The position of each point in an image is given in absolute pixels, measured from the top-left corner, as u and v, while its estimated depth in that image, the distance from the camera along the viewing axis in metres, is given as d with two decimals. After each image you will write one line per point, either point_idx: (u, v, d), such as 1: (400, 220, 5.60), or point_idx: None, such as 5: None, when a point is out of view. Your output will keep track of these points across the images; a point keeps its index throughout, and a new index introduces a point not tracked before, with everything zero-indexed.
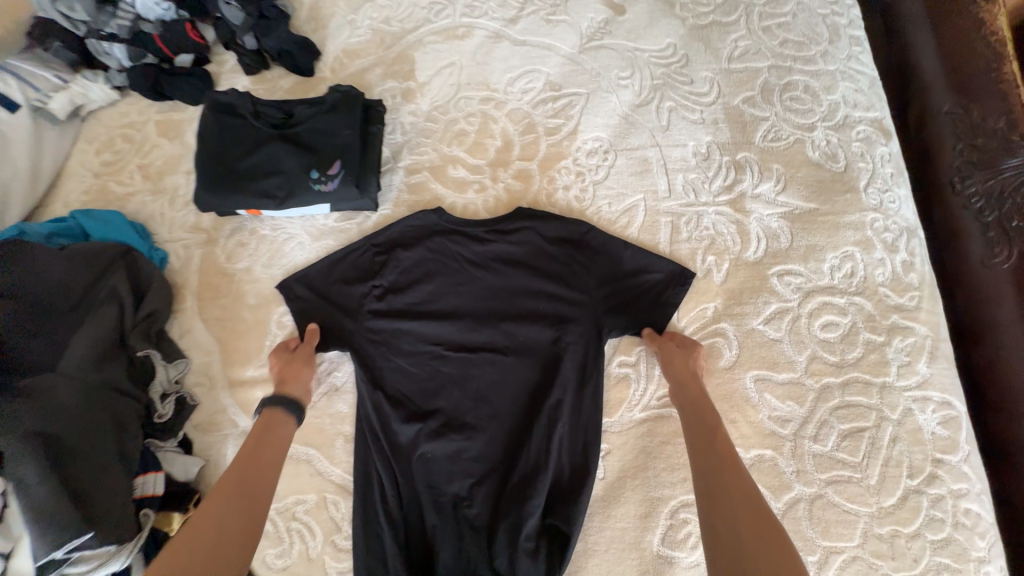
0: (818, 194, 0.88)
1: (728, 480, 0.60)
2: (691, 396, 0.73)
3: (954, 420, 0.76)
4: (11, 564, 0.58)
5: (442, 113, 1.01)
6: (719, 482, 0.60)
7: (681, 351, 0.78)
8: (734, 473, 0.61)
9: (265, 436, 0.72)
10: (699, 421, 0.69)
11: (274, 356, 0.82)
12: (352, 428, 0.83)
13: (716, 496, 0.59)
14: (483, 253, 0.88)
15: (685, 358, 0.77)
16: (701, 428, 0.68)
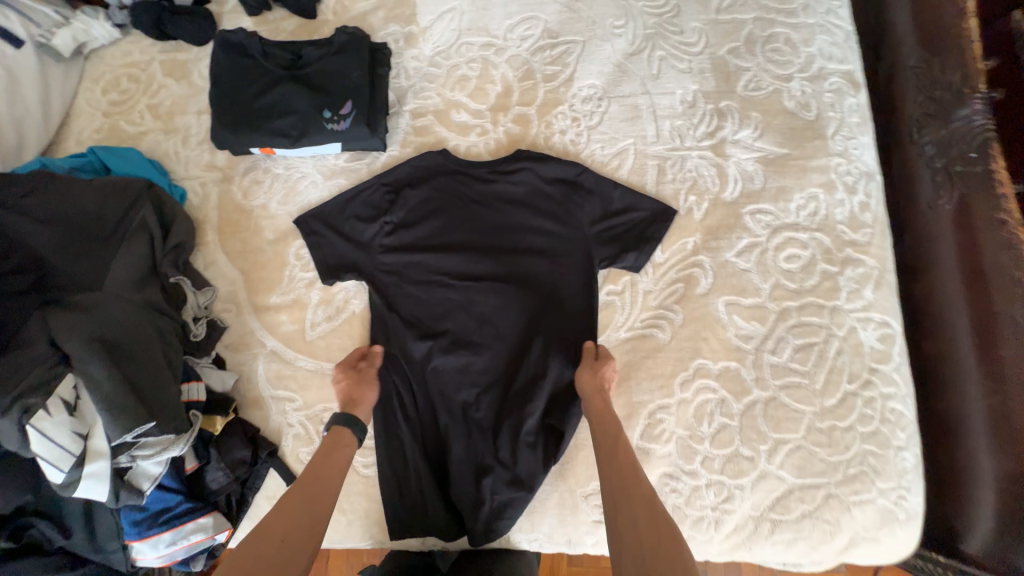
0: (790, 140, 0.97)
1: (632, 492, 0.69)
2: (600, 409, 0.79)
3: (890, 336, 0.88)
4: (89, 444, 0.67)
5: (444, 58, 1.05)
6: (623, 494, 0.69)
7: (593, 367, 0.84)
8: (638, 493, 0.69)
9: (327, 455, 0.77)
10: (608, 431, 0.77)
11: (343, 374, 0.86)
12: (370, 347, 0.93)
13: (623, 509, 0.67)
14: (487, 193, 0.96)
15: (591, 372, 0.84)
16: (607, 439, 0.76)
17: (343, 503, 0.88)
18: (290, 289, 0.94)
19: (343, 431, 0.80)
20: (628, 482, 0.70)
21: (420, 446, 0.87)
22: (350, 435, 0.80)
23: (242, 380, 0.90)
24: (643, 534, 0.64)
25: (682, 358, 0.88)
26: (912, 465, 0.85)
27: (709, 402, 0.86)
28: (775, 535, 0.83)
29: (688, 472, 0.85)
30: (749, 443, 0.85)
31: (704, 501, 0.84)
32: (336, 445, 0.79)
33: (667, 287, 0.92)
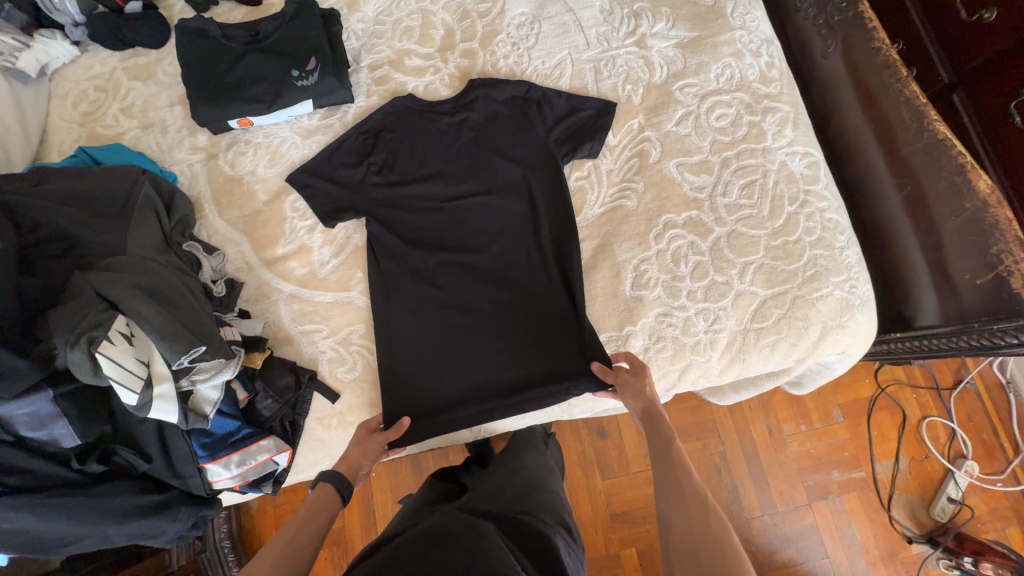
0: (698, 24, 1.13)
1: (682, 481, 0.73)
2: (654, 413, 0.83)
3: (815, 163, 1.05)
4: (152, 369, 0.75)
5: (387, 16, 1.17)
6: (675, 486, 0.73)
7: (630, 378, 0.88)
8: (687, 486, 0.72)
9: (313, 516, 0.75)
10: (661, 435, 0.80)
11: (357, 435, 0.89)
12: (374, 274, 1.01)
13: (672, 501, 0.71)
14: (453, 123, 1.08)
15: (635, 383, 0.87)
16: (660, 439, 0.79)
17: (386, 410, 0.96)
18: (295, 238, 1.03)
19: (328, 489, 0.79)
20: (677, 473, 0.74)
21: (449, 349, 0.97)
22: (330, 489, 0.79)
23: (269, 324, 0.98)
24: (690, 524, 0.67)
25: (651, 217, 1.03)
26: (855, 260, 1.02)
27: (682, 246, 1.01)
28: (761, 340, 0.98)
29: (678, 307, 0.98)
30: (721, 271, 0.99)
31: (697, 327, 0.98)
32: (322, 504, 0.77)
33: (625, 163, 1.06)
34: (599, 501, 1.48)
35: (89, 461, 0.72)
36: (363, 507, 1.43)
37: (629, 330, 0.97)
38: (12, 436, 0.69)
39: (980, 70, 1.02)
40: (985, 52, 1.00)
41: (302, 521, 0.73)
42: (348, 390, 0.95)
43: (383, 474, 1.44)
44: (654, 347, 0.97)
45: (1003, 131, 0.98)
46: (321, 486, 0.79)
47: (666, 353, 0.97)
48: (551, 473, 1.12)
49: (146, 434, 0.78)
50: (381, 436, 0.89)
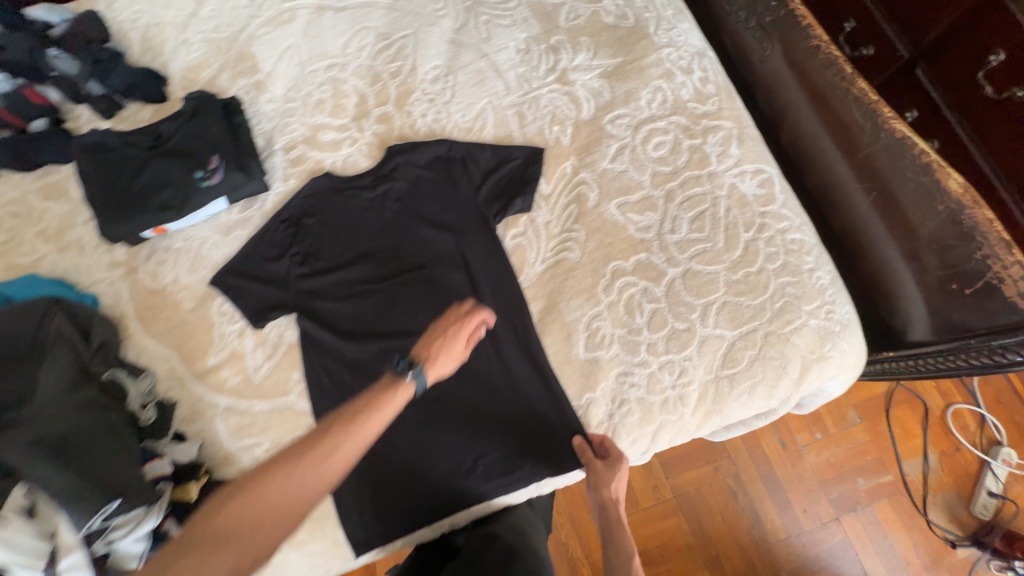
0: (620, 49, 1.06)
1: None
2: (613, 516, 0.83)
3: (769, 179, 0.97)
4: (58, 541, 0.68)
5: (297, 92, 1.11)
6: None
7: (604, 470, 0.83)
8: None
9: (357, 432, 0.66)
10: (622, 550, 0.80)
11: (453, 314, 0.78)
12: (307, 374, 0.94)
13: None
14: (376, 196, 1.01)
15: (603, 473, 0.83)
16: (620, 555, 0.79)
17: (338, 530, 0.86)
18: (224, 345, 0.96)
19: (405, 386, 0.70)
20: None
21: (399, 445, 0.89)
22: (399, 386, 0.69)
23: (206, 444, 0.91)
24: None
25: (598, 268, 0.94)
26: (828, 281, 0.92)
27: (635, 295, 0.92)
28: (736, 387, 0.88)
29: (639, 363, 0.89)
30: (681, 317, 0.90)
31: (663, 383, 0.89)
32: (397, 402, 0.69)
33: (563, 212, 0.99)
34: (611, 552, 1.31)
35: None
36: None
37: (590, 398, 0.89)
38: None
39: (942, 41, 0.92)
40: (945, 19, 0.90)
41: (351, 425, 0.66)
42: None
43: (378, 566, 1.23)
44: (619, 412, 0.88)
45: (972, 104, 0.89)
46: (410, 378, 0.70)
47: (634, 417, 0.88)
48: (537, 532, 0.96)
49: None
50: (461, 338, 0.78)
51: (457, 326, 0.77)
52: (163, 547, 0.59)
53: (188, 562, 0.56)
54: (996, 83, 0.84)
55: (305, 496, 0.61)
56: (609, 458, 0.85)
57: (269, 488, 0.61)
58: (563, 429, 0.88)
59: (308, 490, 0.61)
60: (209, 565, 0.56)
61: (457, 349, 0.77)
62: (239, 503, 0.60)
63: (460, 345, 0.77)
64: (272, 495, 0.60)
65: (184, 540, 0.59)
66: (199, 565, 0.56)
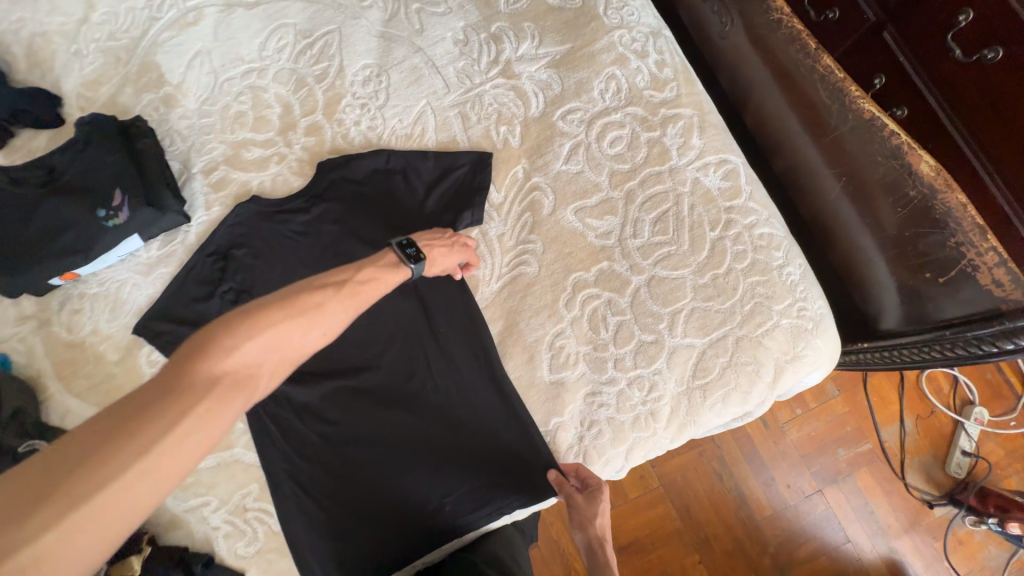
0: (568, 34, 0.96)
1: None
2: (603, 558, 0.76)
3: (733, 171, 0.90)
4: None
5: (211, 104, 0.99)
6: None
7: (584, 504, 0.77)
8: None
9: (361, 295, 0.67)
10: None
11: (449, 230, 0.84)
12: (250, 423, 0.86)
13: None
14: (310, 219, 0.92)
15: (584, 507, 0.77)
16: None
17: None
18: None
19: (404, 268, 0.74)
20: None
21: (360, 490, 0.82)
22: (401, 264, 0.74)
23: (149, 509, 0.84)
24: None
25: (558, 281, 0.88)
26: (798, 276, 0.87)
27: (598, 308, 0.86)
28: (709, 398, 0.84)
29: (607, 381, 0.84)
30: (648, 328, 0.85)
31: (634, 400, 0.84)
32: (393, 279, 0.72)
33: (517, 222, 0.91)
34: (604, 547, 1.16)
35: None
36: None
37: (558, 423, 0.84)
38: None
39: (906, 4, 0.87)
40: None
41: (353, 289, 0.66)
42: (254, 565, 0.82)
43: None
44: (589, 435, 0.83)
45: (945, 67, 0.84)
46: (410, 265, 0.74)
47: (605, 438, 0.83)
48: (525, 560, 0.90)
49: None
50: (453, 249, 0.82)
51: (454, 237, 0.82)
52: (133, 400, 0.48)
53: (195, 411, 0.49)
54: (964, 48, 0.80)
55: (303, 349, 0.59)
56: (587, 489, 0.79)
57: (276, 336, 0.56)
58: (532, 457, 0.82)
59: (317, 342, 0.61)
60: (216, 411, 0.50)
61: (455, 252, 0.82)
62: (241, 347, 0.54)
63: (455, 259, 0.82)
64: (274, 338, 0.56)
65: (160, 379, 0.50)
66: (209, 410, 0.50)
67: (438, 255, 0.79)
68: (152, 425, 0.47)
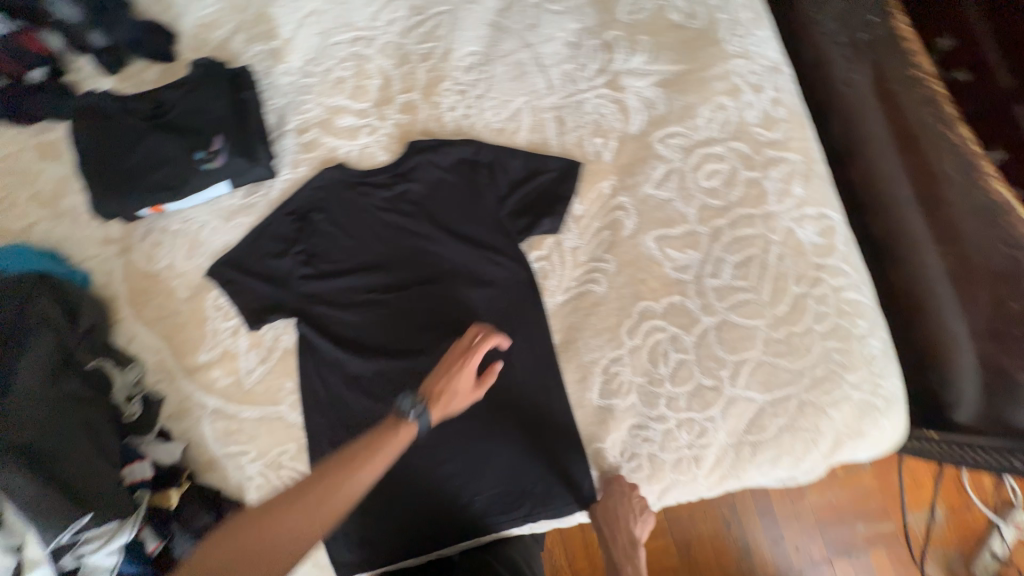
0: (684, 54, 0.93)
1: None
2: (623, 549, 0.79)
3: (830, 228, 0.85)
4: (24, 555, 0.65)
5: (316, 66, 1.01)
6: None
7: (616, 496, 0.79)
8: None
9: (367, 457, 0.64)
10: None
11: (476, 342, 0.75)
12: (298, 384, 0.88)
13: None
14: (391, 196, 0.92)
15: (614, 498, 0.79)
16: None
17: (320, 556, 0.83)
18: (217, 342, 0.91)
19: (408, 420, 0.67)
20: None
21: (394, 472, 0.84)
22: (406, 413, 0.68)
23: (192, 446, 0.87)
24: None
25: (624, 306, 0.86)
26: (879, 351, 0.82)
27: (661, 342, 0.83)
28: (757, 456, 0.80)
29: (656, 417, 0.81)
30: (709, 373, 0.81)
31: (679, 442, 0.81)
32: (396, 438, 0.66)
33: (594, 238, 0.89)
34: (597, 552, 1.07)
35: None
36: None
37: (597, 449, 0.82)
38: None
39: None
40: None
41: (361, 452, 0.65)
42: None
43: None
44: (627, 467, 0.81)
45: None
46: (410, 419, 0.67)
47: (643, 474, 0.81)
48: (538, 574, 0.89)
49: None
50: (460, 371, 0.73)
51: (464, 361, 0.73)
52: None
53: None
54: None
55: (312, 529, 0.59)
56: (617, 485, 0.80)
57: (280, 512, 0.59)
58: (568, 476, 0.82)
59: (324, 519, 0.60)
60: None
61: (465, 385, 0.73)
62: (246, 527, 0.58)
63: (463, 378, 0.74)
64: (279, 518, 0.59)
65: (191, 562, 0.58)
66: None
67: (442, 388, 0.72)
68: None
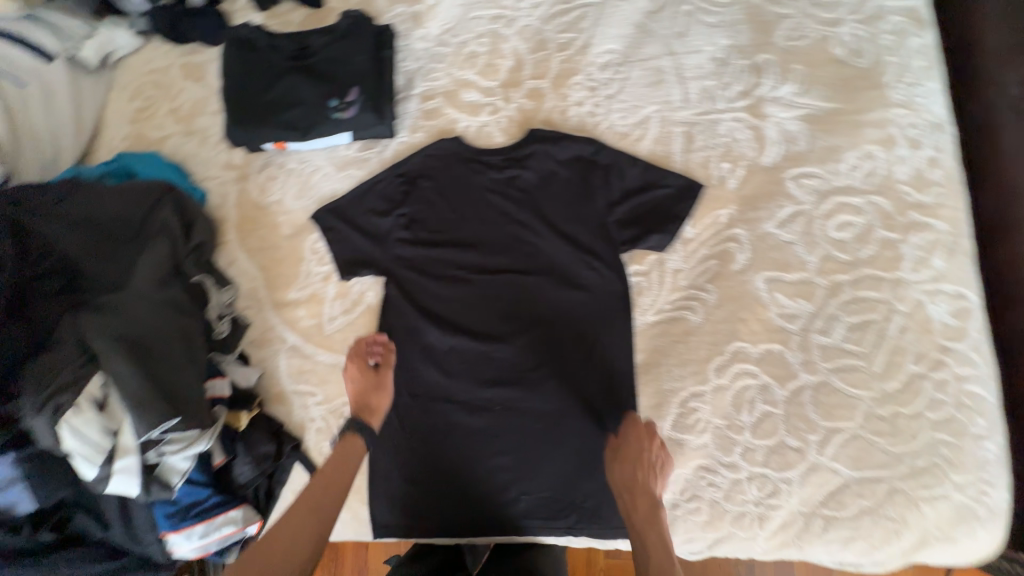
0: (840, 92, 0.87)
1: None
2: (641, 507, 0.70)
3: (966, 311, 0.77)
4: (118, 440, 0.71)
5: (452, 36, 1.01)
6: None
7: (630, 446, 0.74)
8: None
9: (335, 474, 0.74)
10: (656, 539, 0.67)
11: (358, 367, 0.83)
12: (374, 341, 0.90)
13: None
14: (501, 179, 0.92)
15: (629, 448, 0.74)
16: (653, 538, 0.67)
17: (360, 512, 0.85)
18: (308, 283, 0.94)
19: (353, 438, 0.77)
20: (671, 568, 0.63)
21: (448, 449, 0.84)
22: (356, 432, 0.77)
23: (266, 375, 0.90)
24: None
25: (718, 342, 0.81)
26: (995, 456, 0.73)
27: (750, 389, 0.78)
28: (828, 534, 0.74)
29: (727, 464, 0.77)
30: (796, 433, 0.76)
31: (746, 495, 0.76)
32: (348, 454, 0.76)
33: (699, 265, 0.85)
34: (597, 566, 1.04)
35: (42, 529, 0.72)
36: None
37: None
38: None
39: None
40: None
41: (327, 476, 0.73)
42: None
43: (344, 551, 1.13)
44: (684, 506, 0.77)
45: None
46: (353, 437, 0.77)
47: (699, 518, 0.77)
48: None
49: (108, 505, 0.74)
50: (375, 378, 0.82)
51: (358, 365, 0.83)
52: None
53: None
54: None
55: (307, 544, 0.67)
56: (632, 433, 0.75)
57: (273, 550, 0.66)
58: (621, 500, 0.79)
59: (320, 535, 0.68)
60: None
61: (381, 381, 0.82)
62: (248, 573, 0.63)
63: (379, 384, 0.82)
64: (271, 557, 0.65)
65: None
66: None
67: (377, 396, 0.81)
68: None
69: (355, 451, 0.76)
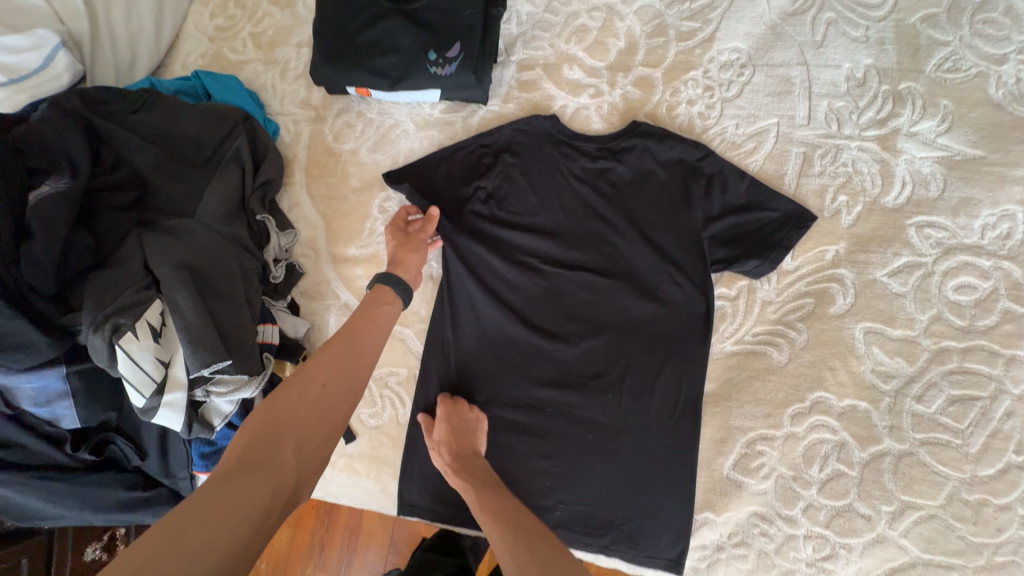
0: (989, 139, 0.77)
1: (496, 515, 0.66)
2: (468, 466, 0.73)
3: None
4: (169, 372, 0.69)
5: (563, 4, 0.93)
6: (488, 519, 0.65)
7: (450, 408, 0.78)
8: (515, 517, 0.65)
9: (369, 319, 0.71)
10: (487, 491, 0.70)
11: (391, 234, 0.82)
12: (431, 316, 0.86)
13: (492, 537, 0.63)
14: (592, 169, 0.84)
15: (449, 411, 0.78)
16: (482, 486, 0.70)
17: (390, 486, 0.83)
18: (370, 242, 0.89)
19: (386, 289, 0.75)
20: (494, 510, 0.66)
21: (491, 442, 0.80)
22: (396, 291, 0.75)
23: (314, 329, 0.87)
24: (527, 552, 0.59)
25: (798, 387, 0.75)
26: None
27: (824, 443, 0.73)
28: None
29: (785, 517, 0.72)
30: (868, 500, 0.71)
31: (799, 553, 0.71)
32: (381, 307, 0.73)
33: (792, 300, 0.78)
34: None
35: (82, 449, 0.71)
36: (311, 550, 1.03)
37: (706, 518, 0.75)
38: (15, 406, 0.67)
39: None
40: None
41: (364, 319, 0.70)
42: (366, 435, 0.84)
43: (341, 509, 1.03)
44: (729, 549, 0.73)
45: None
46: (393, 297, 0.74)
47: (743, 565, 0.73)
48: None
49: (148, 434, 0.74)
50: (407, 236, 0.81)
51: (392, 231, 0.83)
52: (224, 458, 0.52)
53: (253, 449, 0.53)
54: None
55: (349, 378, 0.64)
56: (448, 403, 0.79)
57: (315, 374, 0.62)
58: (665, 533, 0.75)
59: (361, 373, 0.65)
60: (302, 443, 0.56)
61: (415, 238, 0.81)
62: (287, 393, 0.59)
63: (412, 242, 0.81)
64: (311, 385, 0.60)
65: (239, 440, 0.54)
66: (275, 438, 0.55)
67: (409, 252, 0.79)
68: (227, 470, 0.50)
69: (387, 302, 0.74)
